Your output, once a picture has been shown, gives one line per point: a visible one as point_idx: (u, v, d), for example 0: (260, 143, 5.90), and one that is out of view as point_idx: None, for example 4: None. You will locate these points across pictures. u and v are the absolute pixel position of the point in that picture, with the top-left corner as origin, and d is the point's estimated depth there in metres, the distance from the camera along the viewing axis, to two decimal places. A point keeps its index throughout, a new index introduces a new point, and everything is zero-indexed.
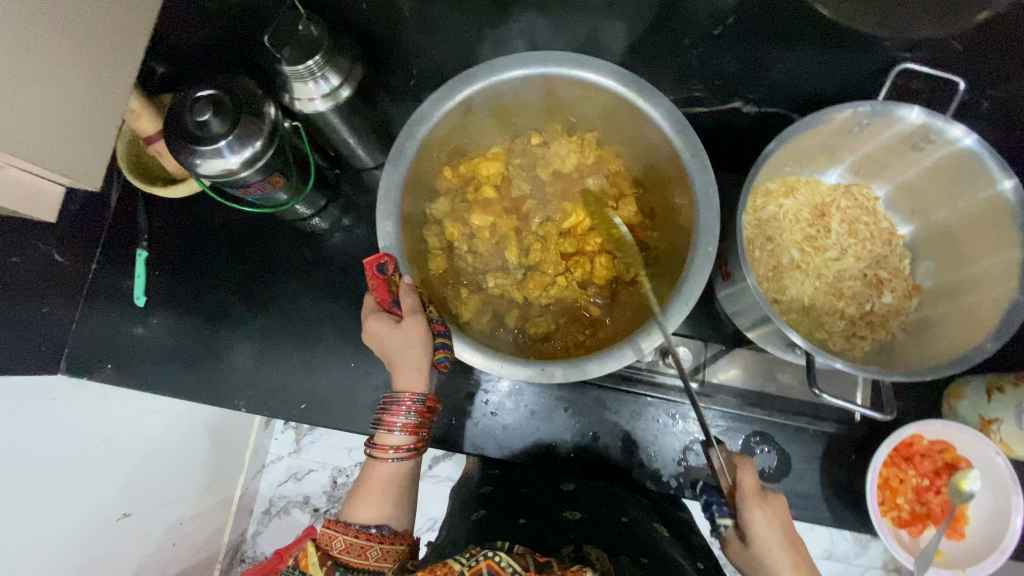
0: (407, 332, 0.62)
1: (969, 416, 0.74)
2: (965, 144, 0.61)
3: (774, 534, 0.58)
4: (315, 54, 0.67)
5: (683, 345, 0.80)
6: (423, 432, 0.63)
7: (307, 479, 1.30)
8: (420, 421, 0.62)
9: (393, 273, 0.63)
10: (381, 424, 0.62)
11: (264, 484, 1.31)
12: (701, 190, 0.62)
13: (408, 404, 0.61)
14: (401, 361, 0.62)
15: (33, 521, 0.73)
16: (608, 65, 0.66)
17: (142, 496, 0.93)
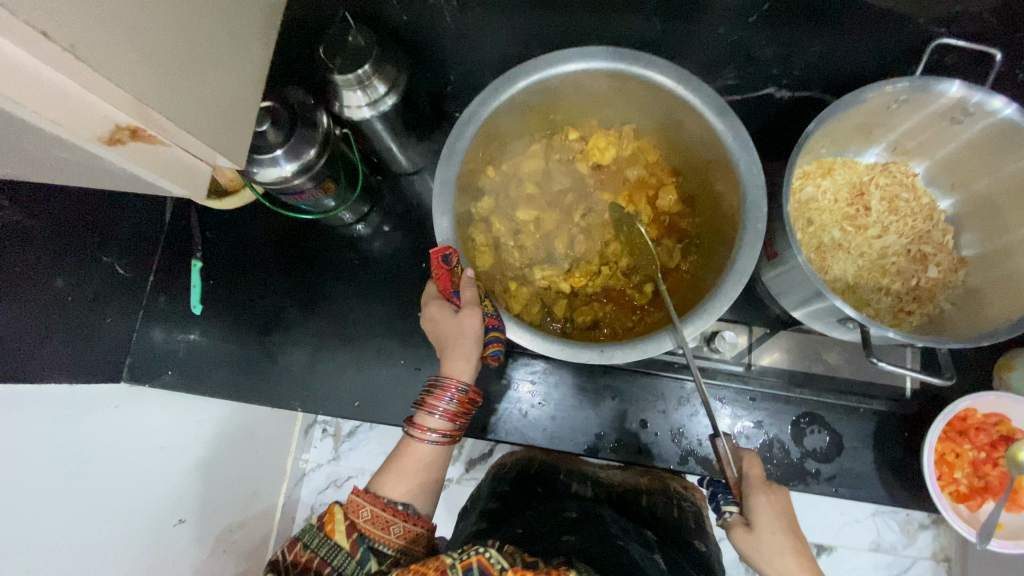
0: (462, 322, 0.65)
1: (1022, 386, 0.75)
2: (1005, 114, 0.61)
3: (776, 524, 0.57)
4: (365, 63, 0.71)
5: (728, 328, 0.81)
6: (461, 421, 0.65)
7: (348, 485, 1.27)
8: (460, 409, 0.64)
9: (458, 265, 0.65)
10: (424, 404, 0.64)
11: (305, 491, 1.25)
12: (747, 171, 0.63)
13: (451, 392, 0.63)
14: (454, 348, 0.65)
15: (100, 522, 0.69)
16: (646, 56, 0.67)
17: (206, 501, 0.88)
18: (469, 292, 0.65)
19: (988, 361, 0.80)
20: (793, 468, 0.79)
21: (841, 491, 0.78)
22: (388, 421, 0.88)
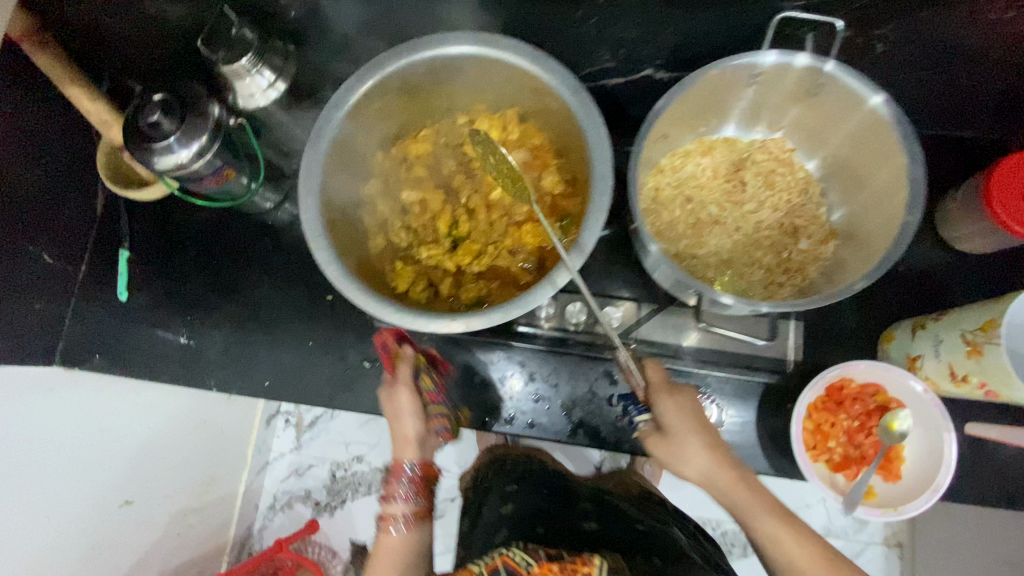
0: (397, 400, 0.73)
1: (900, 355, 0.75)
2: (828, 70, 0.63)
3: (684, 421, 0.69)
4: (247, 53, 0.75)
5: (614, 305, 0.84)
6: (424, 498, 0.71)
7: (308, 474, 1.35)
8: (417, 490, 0.71)
9: (396, 346, 0.77)
10: (386, 493, 0.71)
11: (268, 480, 1.35)
12: (595, 145, 0.66)
13: (404, 475, 0.71)
14: (393, 422, 0.74)
15: (27, 509, 0.76)
16: (500, 38, 0.71)
17: (144, 485, 0.98)
18: (405, 374, 0.74)
19: (872, 333, 0.81)
20: None
21: None
22: (298, 400, 0.91)
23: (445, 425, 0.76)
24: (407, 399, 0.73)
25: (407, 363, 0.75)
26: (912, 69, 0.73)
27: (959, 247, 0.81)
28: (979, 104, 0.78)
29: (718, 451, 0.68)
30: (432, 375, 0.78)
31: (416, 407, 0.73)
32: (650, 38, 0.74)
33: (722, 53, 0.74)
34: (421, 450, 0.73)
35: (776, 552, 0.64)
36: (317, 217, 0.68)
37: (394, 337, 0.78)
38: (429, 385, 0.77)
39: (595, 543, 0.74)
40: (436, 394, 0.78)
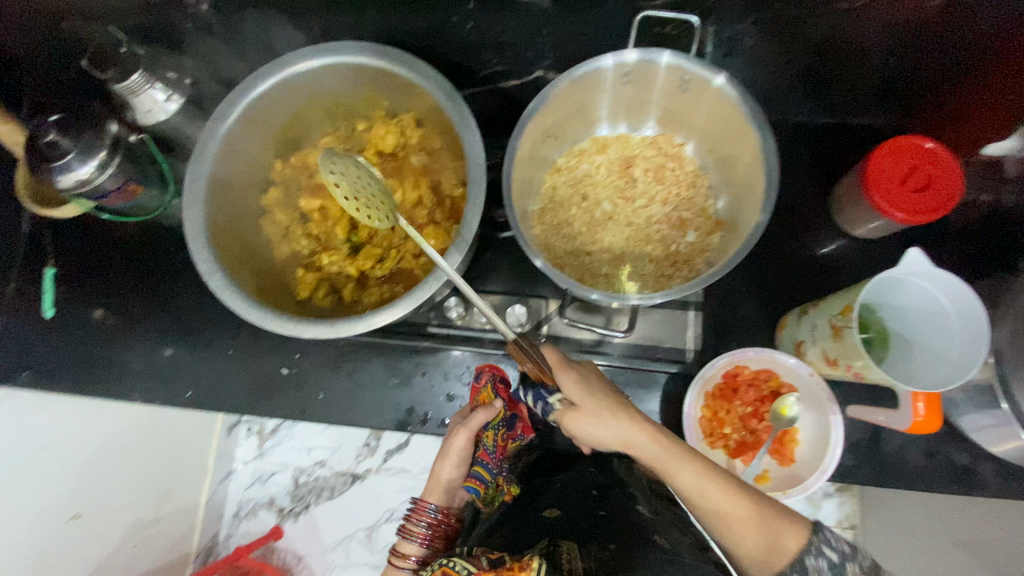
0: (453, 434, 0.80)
1: (791, 341, 0.77)
2: (679, 64, 0.66)
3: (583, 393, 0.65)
4: (136, 69, 0.77)
5: (519, 303, 0.87)
6: (437, 547, 0.78)
7: (271, 481, 1.25)
8: (436, 530, 0.78)
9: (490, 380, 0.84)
10: (406, 526, 0.78)
11: (231, 489, 1.25)
12: (469, 148, 0.68)
13: (427, 512, 0.79)
14: (438, 470, 0.80)
15: None
16: (379, 46, 0.73)
17: (94, 495, 0.90)
18: (477, 421, 0.79)
19: (770, 320, 0.83)
20: None
21: None
22: (219, 407, 0.92)
23: (475, 488, 0.79)
24: (460, 438, 0.79)
25: (488, 412, 0.79)
26: (787, 58, 0.75)
27: (855, 234, 0.82)
28: (865, 92, 0.79)
29: (622, 411, 0.64)
30: (501, 431, 0.82)
31: (464, 452, 0.79)
32: (530, 40, 0.76)
33: (599, 52, 0.77)
34: (446, 498, 0.81)
35: (729, 524, 0.60)
36: (202, 229, 0.70)
37: (491, 373, 0.85)
38: (490, 442, 0.81)
39: (553, 533, 0.70)
40: (491, 454, 0.80)
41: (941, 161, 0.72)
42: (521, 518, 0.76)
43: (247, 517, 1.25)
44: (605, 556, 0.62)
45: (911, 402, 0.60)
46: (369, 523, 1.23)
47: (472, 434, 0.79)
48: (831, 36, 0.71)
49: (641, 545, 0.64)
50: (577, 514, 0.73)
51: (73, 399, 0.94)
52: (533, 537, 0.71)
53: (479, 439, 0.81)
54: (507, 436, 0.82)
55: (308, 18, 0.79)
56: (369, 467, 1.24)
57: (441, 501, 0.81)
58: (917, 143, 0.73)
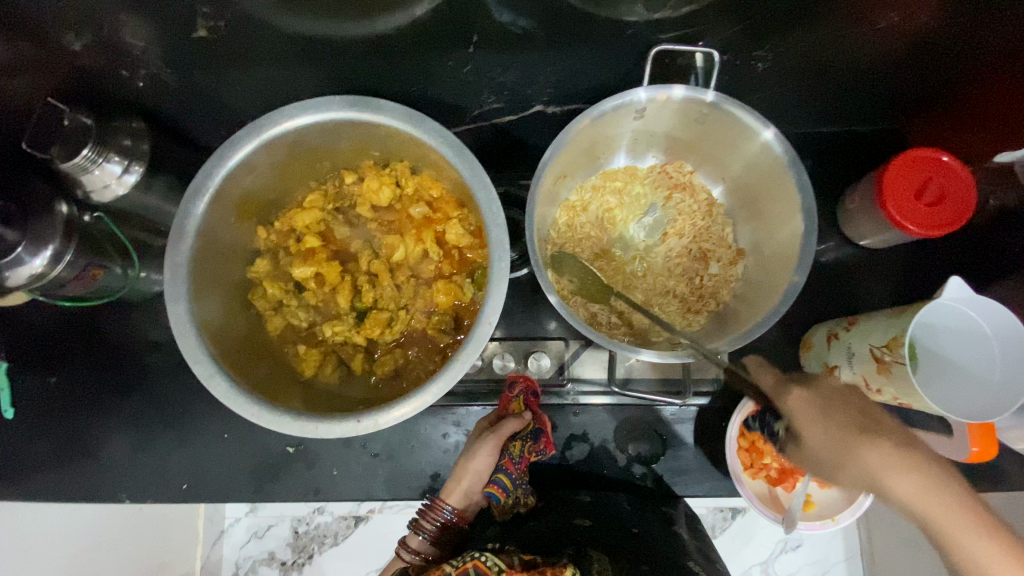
0: (483, 439, 0.73)
1: (820, 364, 0.76)
2: (709, 100, 0.63)
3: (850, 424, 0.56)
4: (86, 143, 0.66)
5: (542, 350, 0.83)
6: (445, 548, 0.72)
7: (269, 535, 1.13)
8: (448, 532, 0.72)
9: (521, 392, 0.78)
10: (420, 519, 0.72)
11: (227, 549, 1.13)
12: (487, 208, 0.64)
13: (441, 512, 0.72)
14: (461, 472, 0.73)
15: None
16: (373, 99, 0.65)
17: None
18: (507, 429, 0.74)
19: (793, 339, 0.82)
20: (620, 472, 0.82)
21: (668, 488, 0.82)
22: (220, 497, 0.84)
23: (497, 495, 0.74)
24: (488, 446, 0.72)
25: (517, 422, 0.75)
26: (801, 79, 0.72)
27: (863, 244, 0.82)
28: (874, 103, 0.77)
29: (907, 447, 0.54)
30: (528, 443, 0.75)
31: (490, 461, 0.72)
32: (532, 79, 0.71)
33: (605, 84, 0.72)
34: (464, 502, 0.73)
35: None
36: (193, 326, 0.62)
37: (525, 385, 0.78)
38: (516, 454, 0.74)
39: (585, 543, 0.68)
40: (516, 465, 0.74)
41: (953, 174, 0.72)
42: (542, 527, 0.73)
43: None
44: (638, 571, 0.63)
45: (965, 442, 0.65)
46: (378, 565, 1.13)
47: (501, 443, 0.73)
48: (850, 59, 0.68)
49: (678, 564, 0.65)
50: (607, 527, 0.73)
51: (35, 505, 0.82)
52: (561, 544, 0.69)
53: (505, 448, 0.75)
54: (533, 450, 0.75)
55: (278, 73, 0.68)
56: (372, 506, 1.14)
57: (459, 505, 0.73)
58: (932, 157, 0.72)
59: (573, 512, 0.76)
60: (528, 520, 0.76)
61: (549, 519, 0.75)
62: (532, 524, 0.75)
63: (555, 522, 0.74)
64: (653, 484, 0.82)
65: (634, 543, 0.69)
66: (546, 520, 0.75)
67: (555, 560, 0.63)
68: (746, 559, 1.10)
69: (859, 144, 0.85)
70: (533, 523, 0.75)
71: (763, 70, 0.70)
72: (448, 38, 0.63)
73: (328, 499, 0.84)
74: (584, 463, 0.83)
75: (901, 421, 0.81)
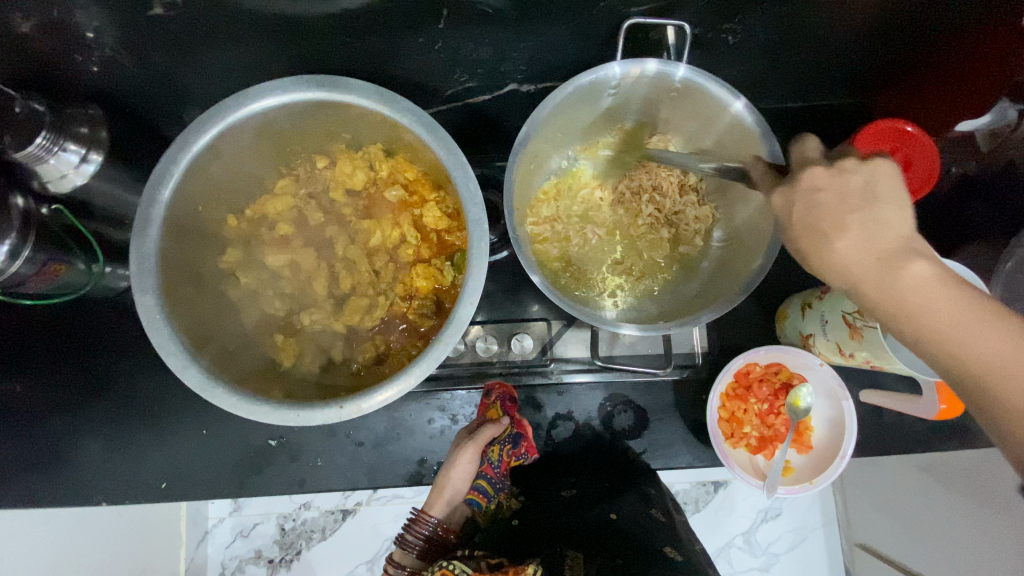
0: (460, 450, 0.75)
1: (795, 332, 0.78)
2: (681, 75, 0.64)
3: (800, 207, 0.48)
4: (39, 130, 0.64)
5: (525, 330, 0.84)
6: (432, 556, 0.76)
7: (254, 534, 1.11)
8: (434, 542, 0.76)
9: (495, 398, 0.80)
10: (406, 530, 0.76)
11: (212, 549, 1.11)
12: (464, 187, 0.63)
13: (425, 525, 0.75)
14: (442, 483, 0.76)
15: None
16: (341, 78, 0.64)
17: None
18: (485, 436, 0.75)
19: (768, 311, 0.84)
20: (605, 448, 0.83)
21: (653, 463, 0.83)
22: (201, 495, 0.83)
23: (479, 500, 0.80)
24: (468, 455, 0.74)
25: (496, 428, 0.76)
26: (770, 52, 0.73)
27: None
28: (842, 75, 0.78)
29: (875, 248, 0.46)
30: (507, 447, 0.79)
31: (472, 468, 0.75)
32: (505, 56, 0.70)
33: (578, 61, 0.72)
34: (448, 513, 0.77)
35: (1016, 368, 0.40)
36: (162, 318, 0.60)
37: (499, 390, 0.80)
38: (496, 458, 0.78)
39: (562, 542, 0.72)
40: (495, 469, 0.79)
41: (917, 142, 0.73)
42: (524, 529, 0.76)
43: None
44: (608, 565, 0.66)
45: (933, 396, 0.69)
46: (369, 556, 1.13)
47: (479, 450, 0.75)
48: (817, 30, 0.69)
49: (649, 556, 0.67)
50: (585, 519, 0.75)
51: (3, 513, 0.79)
52: (538, 541, 0.73)
53: (485, 453, 0.78)
54: (512, 454, 0.79)
55: (242, 52, 0.66)
56: (359, 499, 1.13)
57: (442, 516, 0.76)
58: (897, 126, 0.74)
59: (552, 505, 0.79)
60: (512, 520, 0.80)
61: (534, 517, 0.78)
62: (515, 524, 0.79)
63: (537, 524, 0.77)
64: (638, 459, 0.83)
65: (611, 533, 0.72)
66: (531, 521, 0.78)
67: (525, 561, 0.68)
68: (729, 530, 1.13)
69: (828, 117, 0.86)
70: (516, 521, 0.79)
71: (734, 44, 0.71)
72: (417, 15, 0.61)
73: (313, 490, 0.83)
74: (570, 440, 0.84)
75: (872, 386, 0.84)
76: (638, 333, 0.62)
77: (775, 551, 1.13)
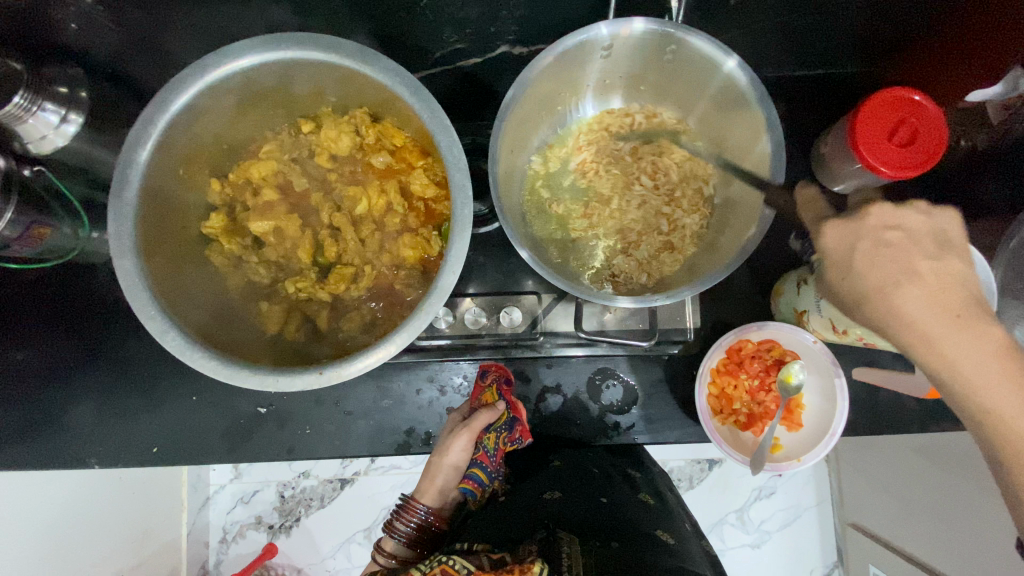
0: (454, 436, 0.76)
1: (790, 309, 0.76)
2: (677, 36, 0.62)
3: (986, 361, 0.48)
4: (18, 89, 0.64)
5: (514, 304, 0.82)
6: (420, 545, 0.78)
7: (255, 501, 1.13)
8: (422, 530, 0.78)
9: (490, 381, 0.81)
10: (396, 519, 0.78)
11: (213, 515, 1.13)
12: (448, 152, 0.61)
13: (416, 513, 0.78)
14: (434, 470, 0.78)
15: None
16: (322, 36, 0.61)
17: (65, 565, 0.80)
18: (479, 423, 0.76)
19: (763, 287, 0.83)
20: (592, 422, 0.83)
21: (642, 438, 0.83)
22: (194, 462, 0.83)
23: (470, 489, 0.80)
24: (461, 442, 0.76)
25: (490, 414, 0.76)
26: (772, 15, 0.70)
27: (837, 191, 0.81)
28: (847, 42, 0.75)
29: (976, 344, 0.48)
30: (502, 434, 0.79)
31: (464, 455, 0.77)
32: (496, 15, 0.67)
33: (572, 21, 0.69)
34: (438, 501, 0.80)
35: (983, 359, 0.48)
36: (141, 282, 0.60)
37: (494, 372, 0.81)
38: (491, 446, 0.79)
39: (555, 524, 0.68)
40: (491, 457, 0.79)
41: (924, 112, 0.70)
42: (510, 513, 0.73)
43: (234, 542, 1.14)
44: (606, 554, 0.62)
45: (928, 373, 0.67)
46: (365, 525, 1.14)
47: (474, 436, 0.76)
48: None
49: (647, 551, 0.64)
50: (577, 499, 0.73)
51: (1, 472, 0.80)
52: (531, 527, 0.69)
53: (479, 441, 0.79)
54: (506, 441, 0.79)
55: (223, 7, 0.64)
56: (357, 469, 1.15)
57: (433, 504, 0.80)
58: (904, 95, 0.70)
59: (542, 486, 0.76)
60: (500, 501, 0.77)
61: (527, 494, 0.76)
62: (503, 501, 0.76)
63: (524, 501, 0.74)
64: (626, 434, 0.83)
65: (603, 518, 0.69)
66: (519, 498, 0.75)
67: (523, 554, 0.62)
68: (721, 507, 1.13)
69: (834, 85, 0.83)
70: (505, 501, 0.76)
71: (736, 5, 0.68)
72: None
73: (303, 458, 0.84)
74: (558, 414, 0.83)
75: (868, 364, 0.83)
76: (623, 304, 0.61)
77: (767, 528, 1.13)
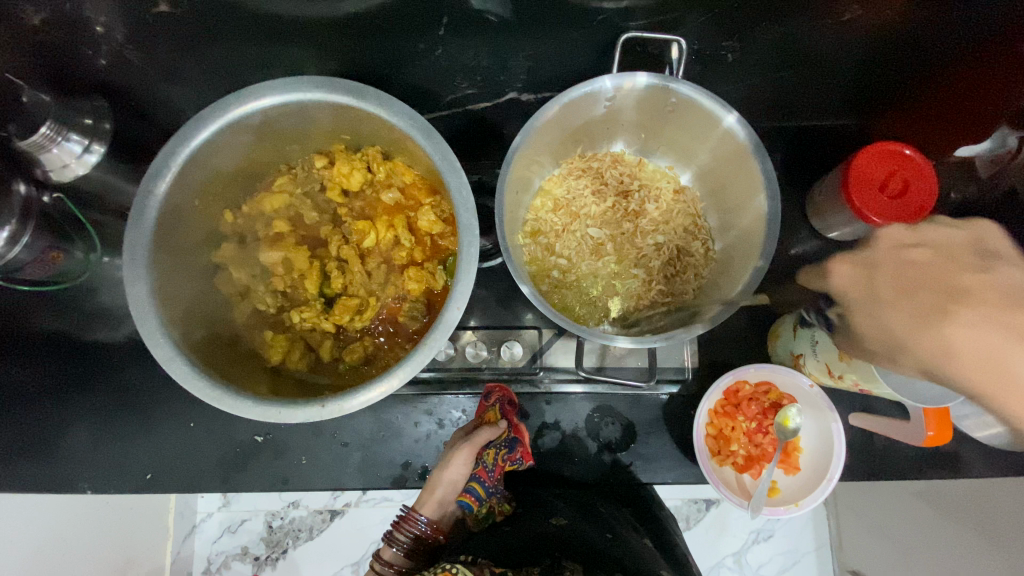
0: (458, 451, 0.75)
1: (787, 352, 0.78)
2: (678, 90, 0.65)
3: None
4: (45, 121, 0.69)
5: (515, 338, 0.83)
6: (418, 554, 0.76)
7: (242, 529, 1.10)
8: (422, 541, 0.76)
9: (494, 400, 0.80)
10: (396, 528, 0.76)
11: (199, 544, 1.11)
12: (456, 192, 0.63)
13: (415, 525, 0.75)
14: (436, 481, 0.75)
15: None
16: (341, 81, 0.64)
17: None
18: (482, 439, 0.75)
19: (759, 329, 0.84)
20: (590, 460, 0.83)
21: (640, 477, 0.82)
22: (186, 489, 0.83)
23: (469, 503, 0.78)
24: (463, 457, 0.74)
25: (493, 431, 0.76)
26: (768, 71, 0.74)
27: (832, 237, 0.83)
28: (839, 96, 0.79)
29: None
30: (503, 452, 0.78)
31: (465, 472, 0.75)
32: (506, 64, 0.71)
33: (579, 70, 0.73)
34: (438, 513, 0.76)
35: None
36: (151, 307, 0.61)
37: (495, 392, 0.80)
38: (490, 462, 0.78)
39: (561, 554, 0.72)
40: (489, 473, 0.78)
41: (917, 167, 0.72)
42: (516, 537, 0.76)
43: (219, 573, 1.11)
44: None
45: (922, 422, 0.68)
46: (353, 559, 1.12)
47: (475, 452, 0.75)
48: (817, 52, 0.70)
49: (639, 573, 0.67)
50: (581, 522, 0.76)
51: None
52: (535, 552, 0.73)
53: (478, 457, 0.78)
54: (507, 460, 0.78)
55: (245, 49, 0.68)
56: (347, 501, 1.13)
57: (433, 516, 0.76)
58: (894, 150, 0.73)
59: (546, 513, 0.78)
60: (503, 525, 0.79)
61: (529, 518, 0.78)
62: (508, 529, 0.78)
63: (526, 527, 0.77)
64: (623, 472, 0.82)
65: (603, 547, 0.72)
66: (522, 525, 0.77)
67: None
68: (719, 550, 1.11)
69: (829, 137, 0.86)
70: (509, 527, 0.78)
71: (733, 60, 0.71)
72: (419, 20, 0.62)
73: (298, 488, 0.83)
74: (556, 450, 0.83)
75: (862, 408, 0.84)
76: (623, 345, 0.62)
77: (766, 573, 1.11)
